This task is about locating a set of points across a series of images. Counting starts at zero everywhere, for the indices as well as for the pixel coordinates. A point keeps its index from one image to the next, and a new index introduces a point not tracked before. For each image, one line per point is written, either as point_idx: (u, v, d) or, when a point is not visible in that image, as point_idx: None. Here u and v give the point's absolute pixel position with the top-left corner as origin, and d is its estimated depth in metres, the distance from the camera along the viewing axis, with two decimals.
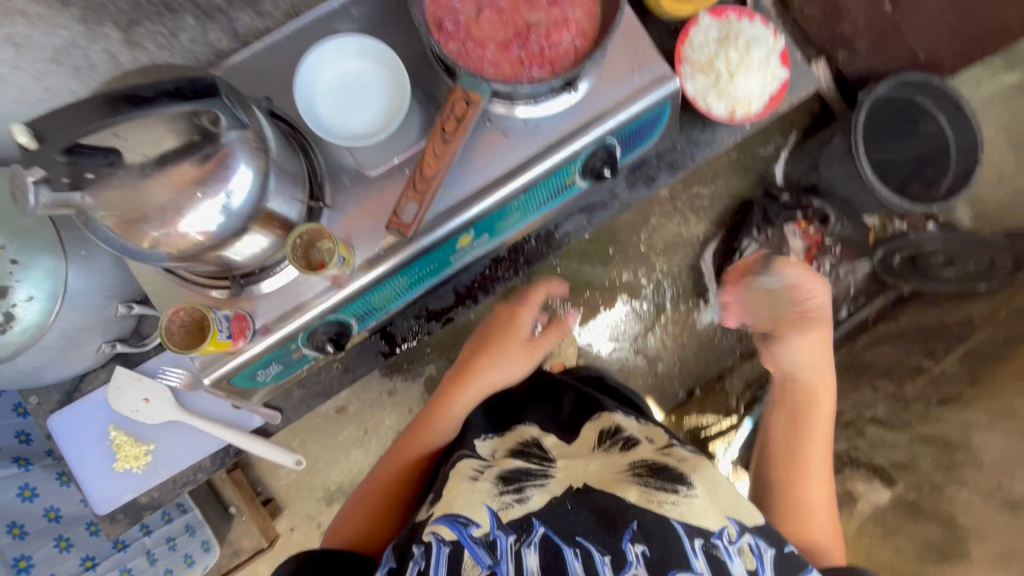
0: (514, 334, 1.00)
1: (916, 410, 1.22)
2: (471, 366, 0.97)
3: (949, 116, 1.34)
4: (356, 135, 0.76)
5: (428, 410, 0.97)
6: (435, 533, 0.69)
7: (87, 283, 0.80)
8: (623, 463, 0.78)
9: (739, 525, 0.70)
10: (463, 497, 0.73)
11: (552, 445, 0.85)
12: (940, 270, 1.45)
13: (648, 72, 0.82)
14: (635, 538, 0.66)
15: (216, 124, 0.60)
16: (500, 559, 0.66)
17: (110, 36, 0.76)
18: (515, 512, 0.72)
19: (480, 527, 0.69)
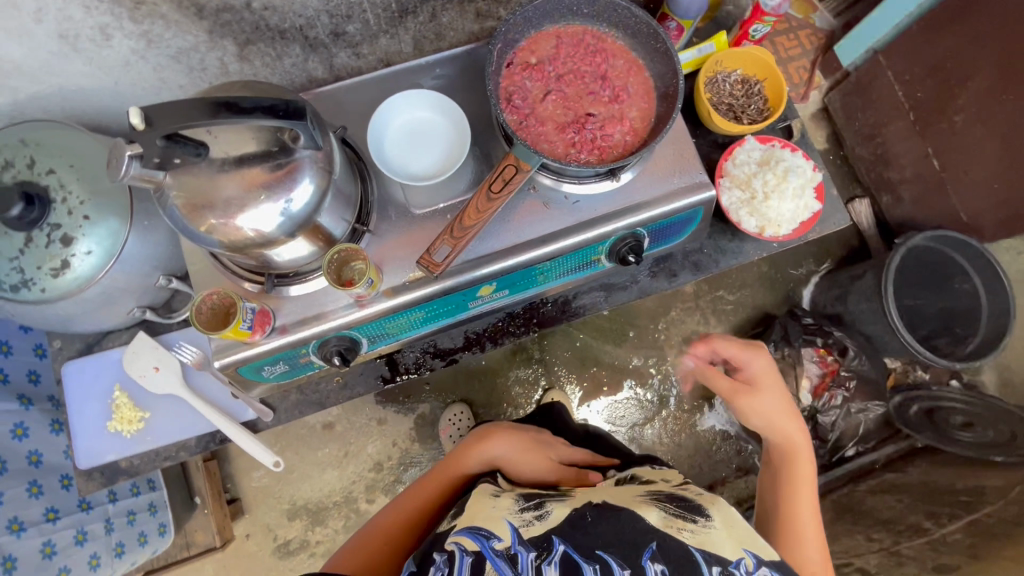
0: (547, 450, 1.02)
1: (909, 569, 1.18)
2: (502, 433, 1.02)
3: (983, 278, 1.34)
4: (411, 174, 0.83)
5: (451, 457, 0.99)
6: (458, 542, 0.70)
7: (141, 250, 0.87)
8: (639, 493, 0.80)
9: (757, 558, 0.67)
10: (485, 512, 0.77)
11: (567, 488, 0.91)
12: (958, 430, 1.41)
13: (687, 177, 0.89)
14: (654, 557, 0.65)
15: (294, 141, 0.68)
16: (520, 571, 0.65)
17: (227, 48, 0.87)
18: (536, 527, 0.73)
19: (502, 540, 0.70)
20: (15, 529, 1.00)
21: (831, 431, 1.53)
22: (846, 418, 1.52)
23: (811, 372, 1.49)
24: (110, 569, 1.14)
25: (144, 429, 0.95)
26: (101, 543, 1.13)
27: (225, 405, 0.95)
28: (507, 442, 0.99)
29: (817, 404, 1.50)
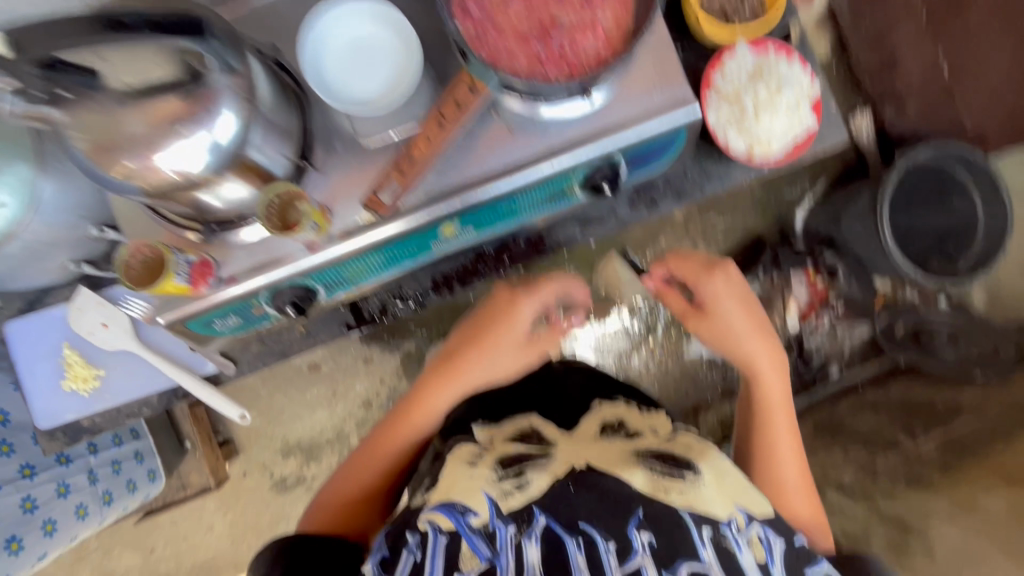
0: (510, 328, 0.92)
1: (882, 486, 1.21)
2: (460, 366, 0.91)
3: (983, 193, 1.29)
4: (355, 99, 0.72)
5: (411, 400, 0.93)
6: (432, 521, 0.69)
7: (61, 199, 0.80)
8: (626, 449, 0.78)
9: (747, 514, 0.70)
10: (461, 483, 0.74)
11: (552, 435, 0.83)
12: (943, 348, 1.38)
13: (670, 95, 0.79)
14: (641, 526, 0.66)
15: (204, 65, 0.58)
16: (499, 551, 0.66)
17: None
18: (516, 501, 0.71)
19: (478, 516, 0.69)
20: None
21: (816, 354, 1.54)
22: (831, 340, 1.54)
23: (800, 296, 1.52)
24: (101, 516, 1.15)
25: (101, 387, 0.93)
26: (86, 494, 1.13)
27: (183, 359, 0.92)
28: (469, 365, 0.91)
29: (803, 328, 1.54)
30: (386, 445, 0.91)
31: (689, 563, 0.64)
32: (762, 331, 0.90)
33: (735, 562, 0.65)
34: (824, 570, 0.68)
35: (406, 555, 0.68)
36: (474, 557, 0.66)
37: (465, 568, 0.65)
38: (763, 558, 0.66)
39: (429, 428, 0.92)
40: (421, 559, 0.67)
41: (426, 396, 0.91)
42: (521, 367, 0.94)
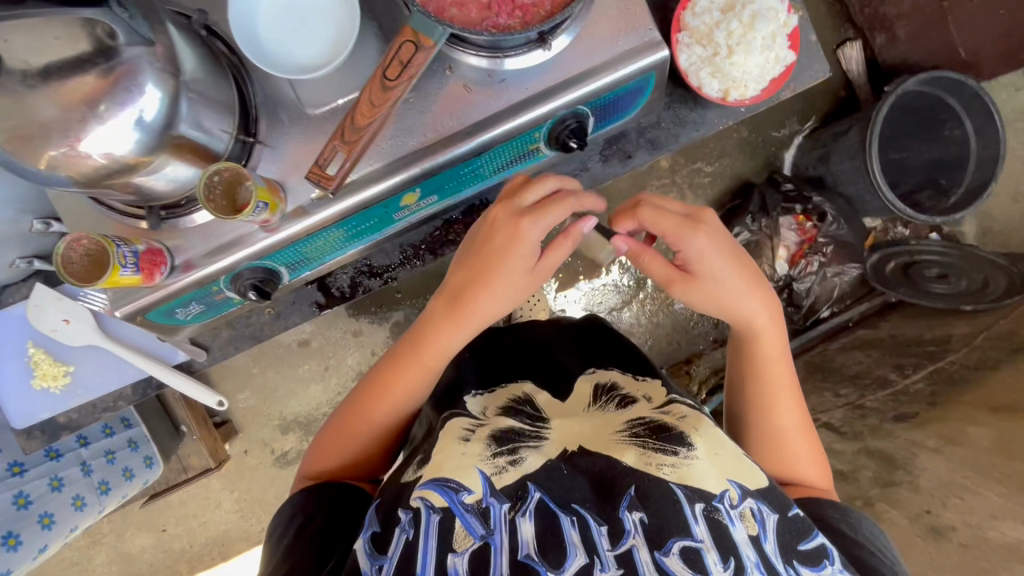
0: (515, 257, 0.72)
1: (870, 421, 1.19)
2: (463, 306, 0.76)
3: (976, 122, 1.23)
4: (297, 66, 0.67)
5: (408, 348, 0.79)
6: (424, 498, 0.65)
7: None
8: (619, 422, 0.75)
9: (741, 489, 0.66)
10: (452, 459, 0.69)
11: (545, 404, 0.83)
12: (932, 281, 1.41)
13: (636, 37, 0.73)
14: (632, 505, 0.64)
15: (112, 38, 0.53)
16: (493, 530, 0.63)
17: None
18: (509, 476, 0.68)
19: (471, 494, 0.65)
20: None
21: (806, 297, 1.49)
22: (821, 283, 1.47)
23: (788, 240, 1.43)
24: (99, 506, 1.18)
25: (72, 383, 0.93)
26: (81, 486, 1.18)
27: (152, 349, 0.93)
28: (470, 312, 0.75)
29: (792, 272, 1.46)
30: (383, 396, 0.80)
31: (681, 542, 0.61)
32: (751, 279, 0.79)
33: (731, 538, 0.62)
34: (817, 543, 0.64)
35: (396, 534, 0.64)
36: (468, 537, 0.62)
37: (458, 548, 0.61)
38: (758, 533, 0.63)
39: (431, 374, 0.80)
40: (413, 538, 0.63)
41: (427, 345, 0.78)
42: (532, 290, 0.78)
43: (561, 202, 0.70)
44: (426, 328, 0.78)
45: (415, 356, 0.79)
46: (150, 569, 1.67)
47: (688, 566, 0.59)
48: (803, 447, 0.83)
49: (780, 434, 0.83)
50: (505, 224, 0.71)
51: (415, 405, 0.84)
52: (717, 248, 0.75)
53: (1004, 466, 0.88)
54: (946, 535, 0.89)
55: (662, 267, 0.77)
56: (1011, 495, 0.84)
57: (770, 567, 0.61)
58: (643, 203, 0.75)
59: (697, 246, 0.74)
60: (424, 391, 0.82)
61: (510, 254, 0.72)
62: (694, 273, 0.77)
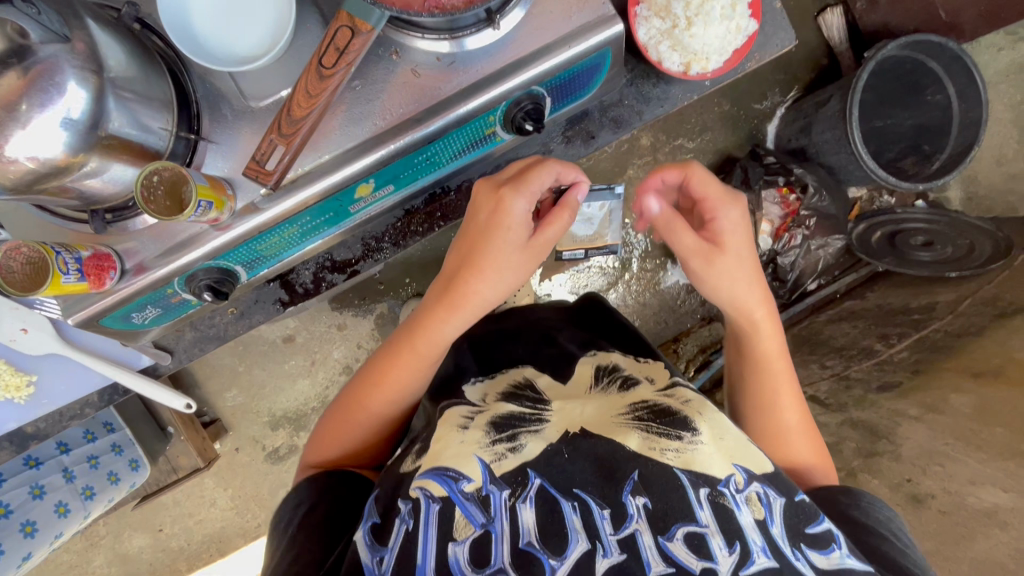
0: (505, 233, 0.70)
1: (855, 392, 1.17)
2: (457, 289, 0.73)
3: (957, 85, 1.20)
4: (236, 58, 0.65)
5: (405, 334, 0.78)
6: (423, 488, 0.63)
7: None
8: (622, 404, 0.72)
9: (748, 473, 0.63)
10: (451, 447, 0.66)
11: (547, 386, 0.80)
12: (917, 250, 1.39)
13: (590, 12, 0.71)
14: (636, 490, 0.61)
15: (24, 35, 0.51)
16: (493, 517, 0.61)
17: None
18: (509, 463, 0.64)
19: (471, 482, 0.63)
20: None
21: (790, 271, 1.44)
22: (806, 255, 1.43)
23: (772, 215, 1.40)
24: (85, 511, 1.20)
25: (36, 392, 0.93)
26: (64, 492, 1.20)
27: (115, 356, 0.93)
28: (473, 295, 0.73)
29: (776, 246, 1.42)
30: (382, 385, 0.78)
31: (683, 529, 0.59)
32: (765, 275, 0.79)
33: (737, 522, 0.59)
34: (824, 527, 0.62)
35: (396, 524, 0.62)
36: (467, 526, 0.60)
37: (459, 537, 0.60)
38: (764, 517, 0.61)
39: (429, 363, 0.77)
40: (412, 528, 0.61)
41: (423, 332, 0.76)
42: (528, 273, 0.76)
43: (544, 169, 0.70)
44: (423, 313, 0.77)
45: (412, 344, 0.76)
46: (149, 569, 1.68)
47: (693, 551, 0.57)
48: (806, 441, 0.80)
49: (782, 431, 0.80)
50: (487, 199, 0.71)
51: (415, 394, 0.81)
52: (744, 242, 0.76)
53: (985, 432, 0.87)
54: (926, 503, 0.89)
55: (691, 236, 0.73)
56: (991, 461, 0.83)
57: (778, 551, 0.58)
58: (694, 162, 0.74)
59: (720, 223, 0.74)
60: (425, 379, 0.80)
61: (495, 228, 0.70)
62: (717, 245, 0.74)
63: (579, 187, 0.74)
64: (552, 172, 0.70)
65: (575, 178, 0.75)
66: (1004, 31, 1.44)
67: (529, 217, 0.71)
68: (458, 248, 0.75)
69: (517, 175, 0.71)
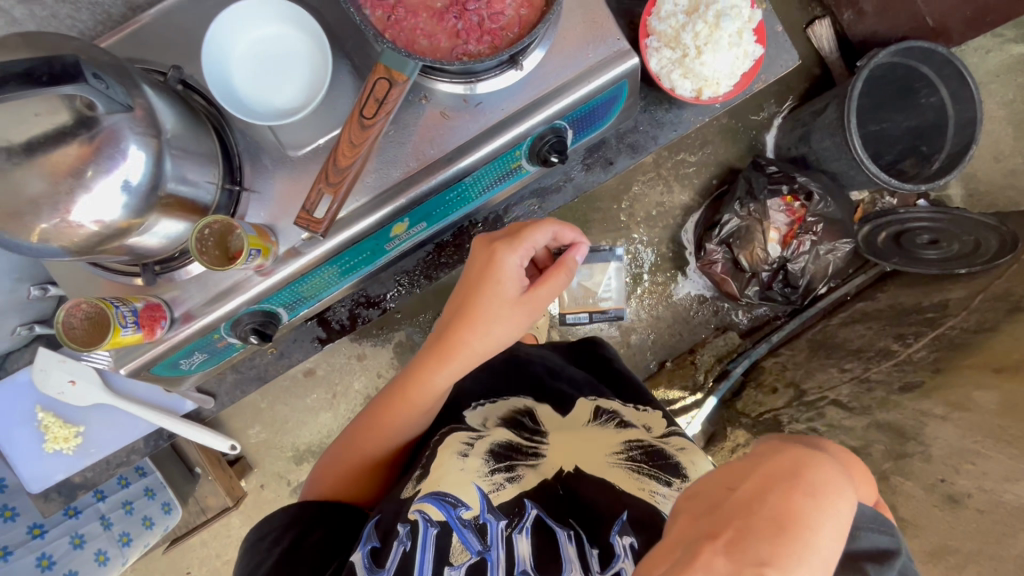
0: (496, 288, 0.72)
1: (876, 394, 1.15)
2: (449, 340, 0.74)
3: (950, 88, 1.23)
4: (275, 111, 0.69)
5: (397, 383, 0.79)
6: (421, 512, 0.64)
7: None
8: (616, 443, 0.77)
9: None
10: (450, 474, 0.68)
11: (545, 416, 0.87)
12: (923, 249, 1.41)
13: (606, 47, 0.75)
14: (624, 531, 0.62)
15: (91, 108, 0.54)
16: (489, 546, 0.62)
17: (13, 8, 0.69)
18: (505, 494, 0.69)
19: (468, 510, 0.65)
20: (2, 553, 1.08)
21: (801, 278, 1.41)
22: (815, 260, 1.39)
23: (778, 223, 1.36)
24: (123, 557, 1.19)
25: (84, 442, 1.00)
26: (103, 539, 1.18)
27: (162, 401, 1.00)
28: (464, 351, 0.74)
29: (785, 254, 1.38)
30: (378, 431, 0.80)
31: None
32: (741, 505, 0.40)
33: None
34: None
35: (395, 546, 0.63)
36: (463, 552, 0.61)
37: (456, 561, 0.61)
38: None
39: (422, 410, 0.78)
40: (410, 550, 0.61)
41: (414, 382, 0.77)
42: (527, 325, 0.76)
43: (537, 228, 0.73)
44: (416, 363, 0.78)
45: (405, 393, 0.78)
46: None
47: None
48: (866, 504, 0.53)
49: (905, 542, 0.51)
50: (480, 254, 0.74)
51: (412, 436, 0.83)
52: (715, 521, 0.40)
53: (1013, 428, 0.87)
54: (963, 503, 0.89)
55: (548, 288, 0.74)
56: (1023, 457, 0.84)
57: None
58: (586, 252, 0.77)
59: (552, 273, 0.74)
60: (419, 425, 0.81)
61: (486, 283, 0.72)
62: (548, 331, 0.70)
63: (577, 248, 0.77)
64: (547, 231, 0.73)
65: (574, 237, 0.78)
66: (990, 34, 1.49)
67: (521, 275, 0.73)
68: (456, 300, 0.77)
69: (509, 233, 0.74)
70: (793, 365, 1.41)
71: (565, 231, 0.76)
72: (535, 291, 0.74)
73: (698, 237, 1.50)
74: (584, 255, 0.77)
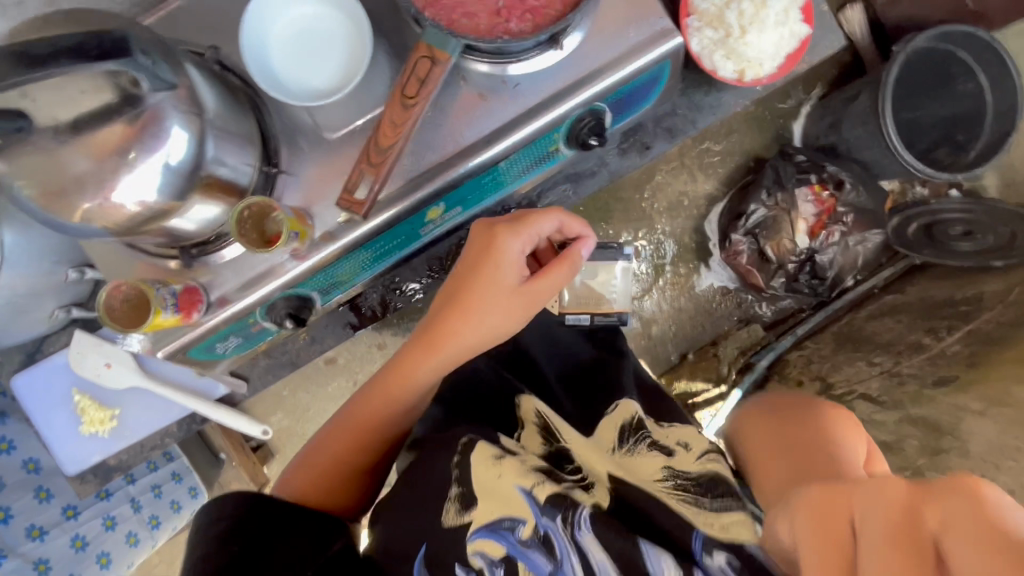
0: (495, 274, 0.73)
1: (909, 388, 1.11)
2: (439, 328, 0.75)
3: (990, 74, 1.18)
4: (312, 92, 0.68)
5: (378, 378, 0.78)
6: (480, 554, 0.61)
7: (28, 249, 0.84)
8: (658, 469, 0.71)
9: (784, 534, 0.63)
10: (494, 488, 0.64)
11: (564, 430, 0.77)
12: (957, 241, 1.32)
13: (647, 27, 0.72)
14: (712, 550, 0.60)
15: (136, 85, 0.53)
16: (559, 561, 0.60)
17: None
18: (553, 491, 0.64)
19: (525, 526, 0.62)
20: (37, 534, 1.08)
21: (829, 269, 1.39)
22: (844, 252, 1.38)
23: (807, 213, 1.34)
24: (153, 539, 1.20)
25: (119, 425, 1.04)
26: (133, 522, 1.17)
27: (192, 385, 1.03)
28: (456, 339, 0.75)
29: (814, 245, 1.35)
30: (361, 425, 0.77)
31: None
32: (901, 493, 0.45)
33: None
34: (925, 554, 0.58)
35: None
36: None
37: None
38: None
39: (407, 402, 0.77)
40: None
41: (398, 375, 0.77)
42: (524, 317, 0.76)
43: (544, 216, 0.73)
44: (400, 357, 0.78)
45: (390, 383, 0.77)
46: None
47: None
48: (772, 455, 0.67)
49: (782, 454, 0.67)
50: (482, 240, 0.74)
51: (396, 433, 0.80)
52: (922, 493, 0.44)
53: None
54: None
55: (547, 281, 0.73)
56: None
57: None
58: (590, 245, 0.76)
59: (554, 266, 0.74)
60: (404, 422, 0.79)
61: (486, 268, 0.73)
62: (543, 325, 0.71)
63: (584, 242, 0.75)
64: (553, 220, 0.73)
65: (581, 231, 0.76)
66: None
67: (520, 264, 0.73)
68: (452, 288, 0.76)
69: (514, 220, 0.74)
70: (820, 357, 1.37)
71: (574, 225, 0.75)
72: (533, 286, 0.73)
73: (723, 227, 1.46)
74: (591, 248, 0.75)
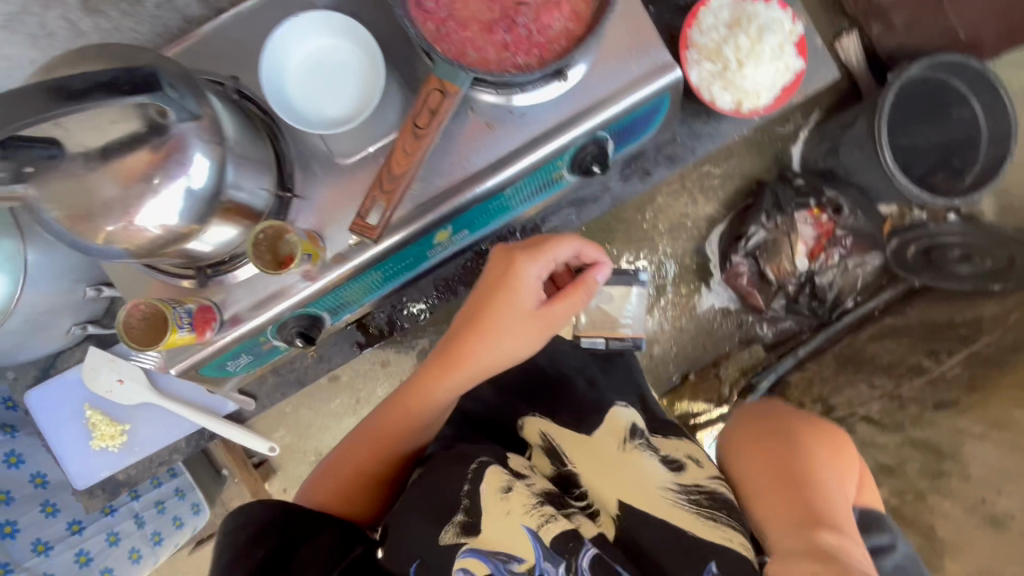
0: (514, 298, 0.74)
1: (910, 410, 1.11)
2: (459, 348, 0.76)
3: (983, 103, 1.22)
4: (327, 120, 0.71)
5: (397, 395, 0.80)
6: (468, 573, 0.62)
7: (50, 267, 0.87)
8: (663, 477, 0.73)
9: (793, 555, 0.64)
10: (497, 520, 0.65)
11: (568, 440, 0.80)
12: (956, 264, 1.33)
13: (648, 60, 0.76)
14: None
15: (164, 116, 0.56)
16: None
17: (79, 30, 0.73)
18: (557, 527, 0.64)
19: (522, 562, 0.62)
20: (42, 549, 1.08)
21: (829, 291, 1.40)
22: (843, 275, 1.38)
23: (805, 235, 1.37)
24: (155, 556, 1.20)
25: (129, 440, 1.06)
26: (136, 538, 1.18)
27: (201, 402, 1.06)
28: (474, 361, 0.76)
29: (813, 266, 1.37)
30: (379, 440, 0.78)
31: None
32: None
33: None
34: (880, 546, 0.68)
35: None
36: None
37: None
38: None
39: (423, 419, 0.78)
40: None
41: (416, 394, 0.78)
42: (538, 340, 0.78)
43: (561, 242, 0.74)
44: (420, 374, 0.80)
45: (408, 400, 0.78)
46: None
47: None
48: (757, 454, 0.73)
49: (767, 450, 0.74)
50: (501, 264, 0.75)
51: (413, 449, 0.81)
52: None
53: None
54: (1007, 525, 0.86)
55: (561, 306, 0.75)
56: None
57: None
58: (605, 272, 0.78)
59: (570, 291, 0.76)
60: (421, 437, 0.80)
61: (506, 291, 0.74)
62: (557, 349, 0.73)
63: (600, 268, 0.77)
64: (569, 246, 0.74)
65: (597, 257, 0.78)
66: None
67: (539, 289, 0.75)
68: (471, 310, 0.78)
69: (532, 246, 0.76)
70: (821, 379, 1.36)
71: (590, 251, 0.76)
72: (548, 310, 0.75)
73: (724, 249, 1.48)
74: (607, 275, 0.78)
